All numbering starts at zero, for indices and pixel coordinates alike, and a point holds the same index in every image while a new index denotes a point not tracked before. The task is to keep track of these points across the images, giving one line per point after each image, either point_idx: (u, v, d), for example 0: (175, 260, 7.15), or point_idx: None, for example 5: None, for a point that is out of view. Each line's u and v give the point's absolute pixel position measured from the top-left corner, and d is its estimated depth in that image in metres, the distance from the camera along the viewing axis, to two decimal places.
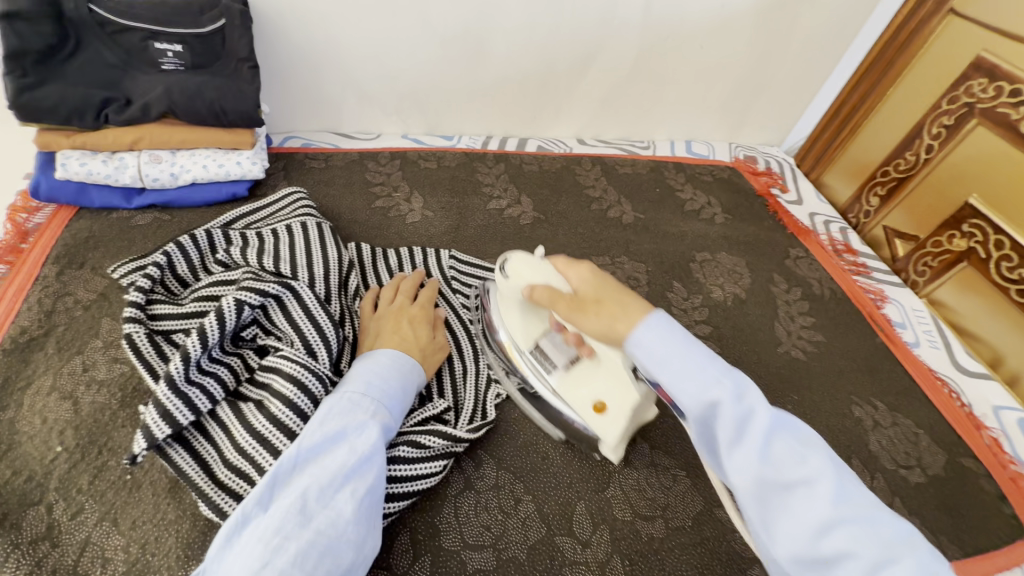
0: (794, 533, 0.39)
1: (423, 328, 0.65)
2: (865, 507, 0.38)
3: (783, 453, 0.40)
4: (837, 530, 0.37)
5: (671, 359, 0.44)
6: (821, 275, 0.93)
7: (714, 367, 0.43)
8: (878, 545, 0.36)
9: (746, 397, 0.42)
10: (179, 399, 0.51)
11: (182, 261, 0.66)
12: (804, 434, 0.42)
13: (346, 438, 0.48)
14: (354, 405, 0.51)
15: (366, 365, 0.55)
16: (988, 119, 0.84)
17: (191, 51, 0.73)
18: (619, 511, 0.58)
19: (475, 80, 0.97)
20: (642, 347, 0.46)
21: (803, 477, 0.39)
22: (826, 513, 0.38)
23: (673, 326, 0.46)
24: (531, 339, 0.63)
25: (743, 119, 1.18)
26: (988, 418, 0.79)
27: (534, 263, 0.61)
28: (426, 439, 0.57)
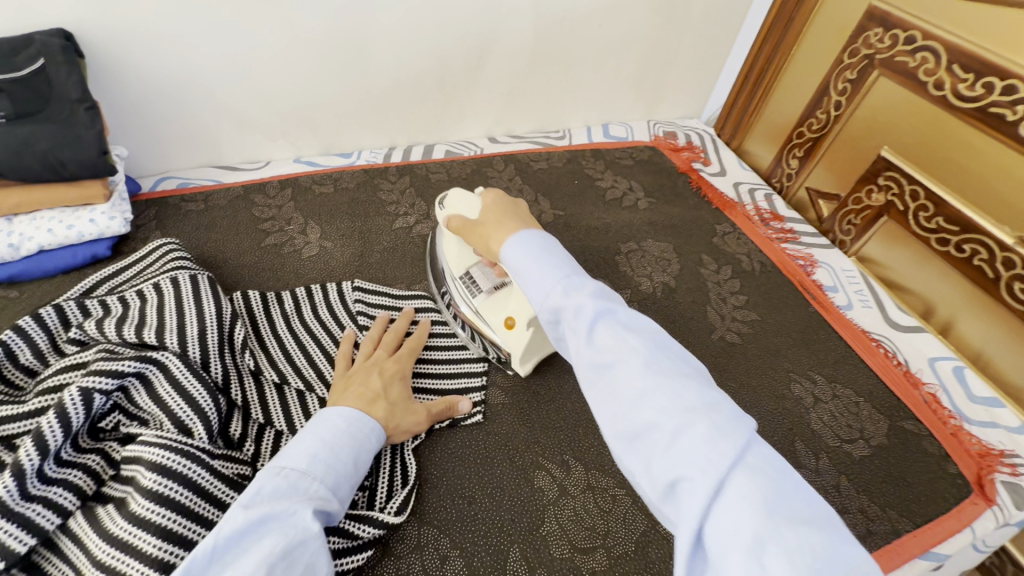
0: (614, 411, 0.40)
1: (394, 386, 0.59)
2: (676, 378, 0.39)
3: (607, 338, 0.43)
4: (648, 402, 0.39)
5: (529, 268, 0.50)
6: (749, 248, 0.91)
7: (566, 270, 0.49)
8: (677, 411, 0.37)
9: (575, 295, 0.46)
10: (14, 524, 0.43)
11: (25, 349, 0.56)
12: (638, 323, 0.44)
13: (277, 521, 0.40)
14: (291, 484, 0.44)
15: (313, 436, 0.49)
16: (888, 69, 0.83)
17: (11, 98, 0.63)
18: (555, 549, 0.53)
19: (365, 90, 0.90)
20: (514, 252, 0.52)
21: (618, 357, 0.41)
22: (637, 383, 0.39)
23: (548, 241, 0.52)
24: (463, 266, 0.67)
25: (658, 93, 1.14)
26: (925, 373, 0.78)
27: (467, 197, 0.67)
28: (355, 528, 0.50)
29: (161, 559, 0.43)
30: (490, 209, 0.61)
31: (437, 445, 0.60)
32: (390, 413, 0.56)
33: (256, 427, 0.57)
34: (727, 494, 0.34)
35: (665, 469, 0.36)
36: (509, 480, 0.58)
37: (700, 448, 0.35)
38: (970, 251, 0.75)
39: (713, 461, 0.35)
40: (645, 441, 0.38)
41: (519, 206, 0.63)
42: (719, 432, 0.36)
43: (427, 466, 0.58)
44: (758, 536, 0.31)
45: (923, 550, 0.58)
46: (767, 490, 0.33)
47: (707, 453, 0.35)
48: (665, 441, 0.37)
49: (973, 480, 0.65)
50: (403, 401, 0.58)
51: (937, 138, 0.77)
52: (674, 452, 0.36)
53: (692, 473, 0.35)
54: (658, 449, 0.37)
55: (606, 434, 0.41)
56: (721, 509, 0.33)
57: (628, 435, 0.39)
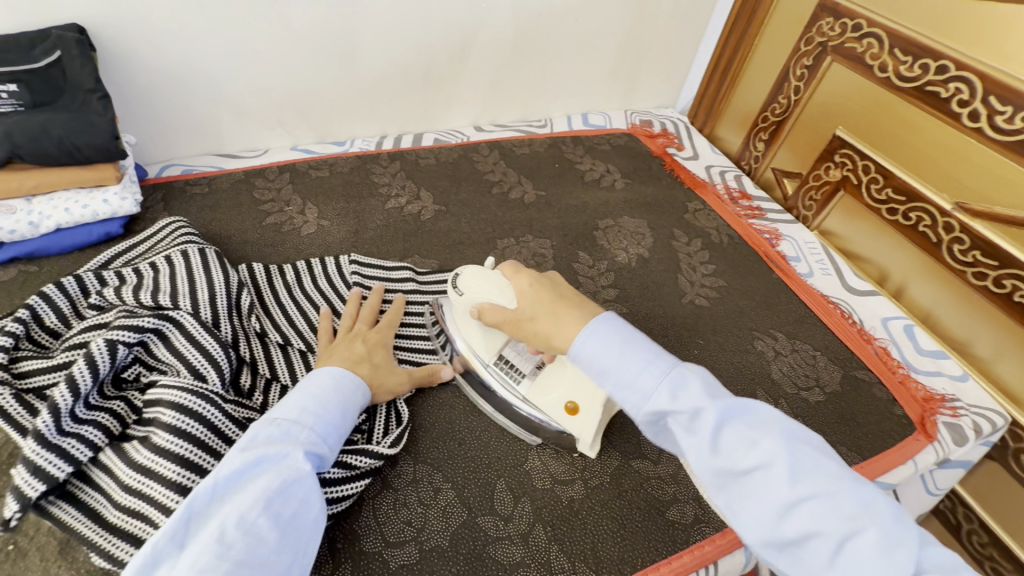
0: (759, 518, 0.41)
1: (377, 351, 0.63)
2: (822, 482, 0.39)
3: (733, 441, 0.42)
4: (802, 508, 0.39)
5: (612, 368, 0.49)
6: (718, 223, 0.98)
7: (662, 363, 0.47)
8: (842, 521, 0.38)
9: (684, 397, 0.45)
10: (52, 454, 0.48)
11: (50, 312, 0.62)
12: (759, 415, 0.44)
13: (271, 463, 0.46)
14: (284, 430, 0.49)
15: (304, 389, 0.53)
16: (839, 55, 0.90)
17: (29, 89, 0.69)
18: (538, 481, 0.59)
19: (357, 82, 0.96)
20: (583, 354, 0.50)
21: (757, 463, 0.41)
22: (785, 494, 0.39)
23: (625, 328, 0.50)
24: (494, 351, 0.64)
25: (633, 84, 1.21)
26: (878, 331, 0.85)
27: (485, 279, 0.61)
28: (353, 459, 0.55)
29: (181, 484, 0.49)
30: (527, 301, 0.56)
31: (428, 396, 0.66)
32: (374, 372, 0.61)
33: (264, 380, 0.62)
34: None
35: None
36: (496, 424, 0.64)
37: (873, 561, 0.36)
38: (915, 219, 0.82)
39: (893, 575, 0.35)
40: (803, 550, 0.39)
41: (555, 282, 0.60)
42: (888, 541, 0.36)
43: (420, 414, 0.64)
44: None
45: (869, 479, 0.65)
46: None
47: (881, 565, 0.36)
48: (827, 551, 0.38)
49: (916, 421, 0.72)
50: (386, 363, 0.63)
51: (883, 116, 0.84)
52: (839, 562, 0.37)
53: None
54: (822, 558, 0.38)
55: (749, 541, 0.42)
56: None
57: (782, 544, 0.40)
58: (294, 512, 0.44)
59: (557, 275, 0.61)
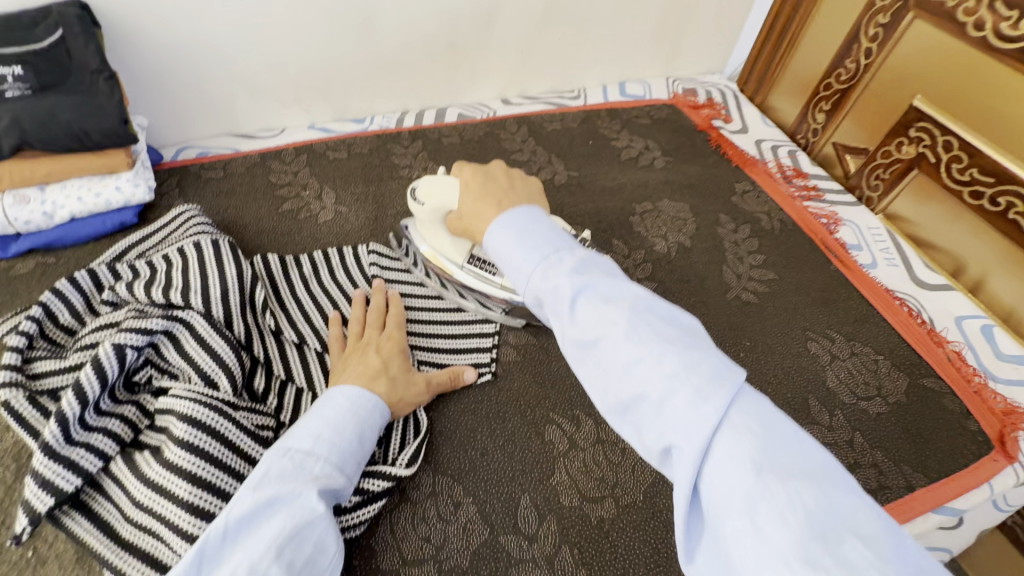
0: (605, 385, 0.39)
1: (394, 361, 0.59)
2: (655, 344, 0.37)
3: (588, 314, 0.40)
4: (636, 372, 0.37)
5: (508, 251, 0.47)
6: (770, 206, 0.88)
7: (551, 245, 0.46)
8: (661, 379, 0.36)
9: (554, 274, 0.43)
10: (61, 465, 0.47)
11: (64, 309, 0.60)
12: (619, 292, 0.41)
13: (284, 503, 0.42)
14: (298, 464, 0.45)
15: (319, 416, 0.50)
16: (924, 10, 0.77)
17: (35, 70, 0.65)
18: (565, 497, 0.55)
19: (376, 55, 0.89)
20: (491, 238, 0.49)
21: (600, 334, 0.39)
22: (624, 355, 0.38)
23: (529, 218, 0.48)
24: (464, 253, 0.68)
25: (677, 48, 1.10)
26: (951, 331, 0.76)
27: (442, 180, 0.62)
28: (367, 483, 0.52)
29: (192, 503, 0.47)
30: (462, 199, 0.58)
31: (449, 402, 0.62)
32: (393, 387, 0.56)
33: (279, 382, 0.60)
34: (717, 454, 0.34)
35: (654, 440, 0.37)
36: (520, 433, 0.60)
37: (685, 416, 0.35)
38: (1004, 204, 0.72)
39: (697, 427, 0.34)
40: (636, 412, 0.38)
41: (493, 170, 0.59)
42: (700, 397, 0.35)
43: (441, 421, 0.61)
44: (748, 495, 0.31)
45: (937, 504, 0.58)
46: (758, 449, 0.33)
47: (688, 420, 0.35)
48: (653, 411, 0.37)
49: (994, 438, 0.64)
50: (404, 373, 0.59)
51: (972, 83, 0.73)
52: (662, 420, 0.36)
53: (678, 439, 0.35)
54: (650, 420, 0.37)
55: (599, 407, 0.41)
56: (720, 459, 0.33)
57: (619, 409, 0.39)
58: (309, 558, 0.41)
59: (503, 164, 0.60)
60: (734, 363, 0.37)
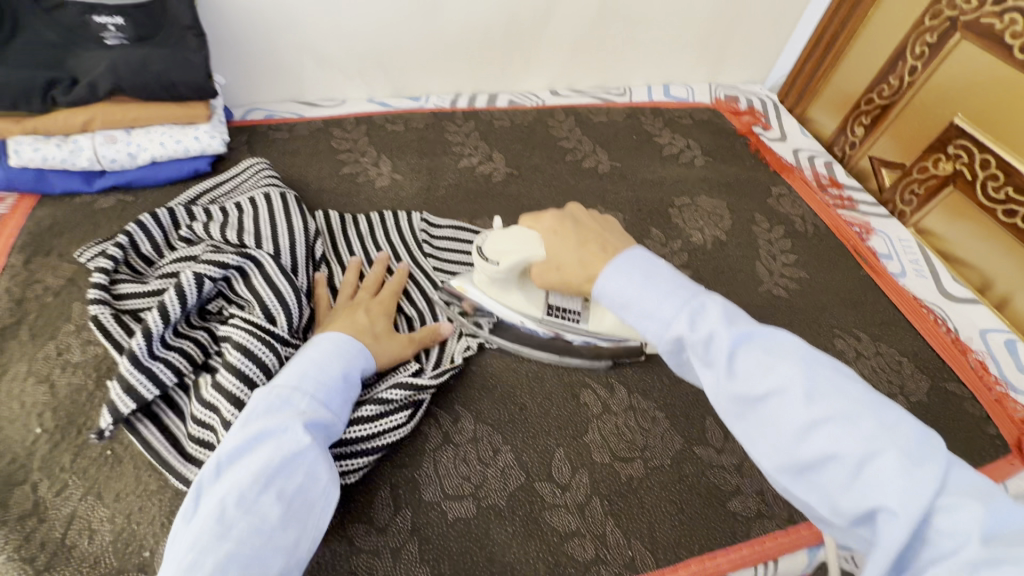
0: (775, 444, 0.37)
1: (382, 319, 0.61)
2: (844, 405, 0.35)
3: (750, 366, 0.38)
4: (821, 431, 0.34)
5: (633, 301, 0.45)
6: (804, 211, 0.91)
7: (683, 292, 0.43)
8: (860, 442, 0.33)
9: (704, 324, 0.41)
10: (142, 375, 0.51)
11: (145, 240, 0.65)
12: (780, 341, 0.39)
13: (272, 435, 0.43)
14: (284, 399, 0.46)
15: (305, 356, 0.51)
16: (972, 33, 0.80)
17: (134, 23, 0.71)
18: (597, 455, 0.59)
19: (438, 36, 0.94)
20: (607, 289, 0.47)
21: (770, 389, 0.37)
22: (800, 415, 0.35)
23: (646, 265, 0.46)
24: (541, 304, 0.64)
25: (722, 55, 1.13)
26: (974, 342, 0.78)
27: (507, 235, 0.59)
28: (389, 393, 0.56)
29: None
30: (552, 248, 0.54)
31: (493, 359, 0.66)
32: (377, 342, 0.58)
33: None
34: (941, 523, 0.30)
35: (852, 503, 0.33)
36: (557, 393, 0.64)
37: (895, 481, 0.31)
38: None
39: (912, 493, 0.31)
40: (820, 474, 0.35)
41: (576, 216, 0.56)
42: (912, 459, 0.32)
43: (482, 375, 0.64)
44: (972, 561, 0.28)
45: None
46: (985, 515, 0.29)
47: (899, 484, 0.31)
48: (846, 474, 0.34)
49: (1011, 443, 0.66)
50: (387, 333, 0.60)
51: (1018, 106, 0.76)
52: (862, 483, 0.33)
53: (891, 504, 0.31)
54: (841, 482, 0.34)
55: (767, 467, 0.38)
56: (943, 525, 0.30)
57: (796, 468, 0.36)
58: (300, 486, 0.42)
59: (577, 206, 0.58)
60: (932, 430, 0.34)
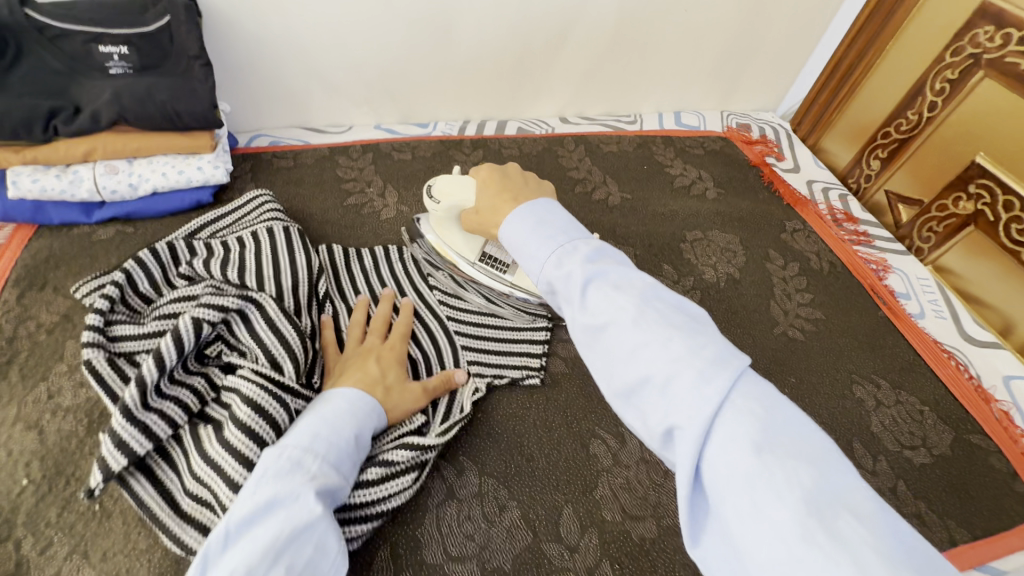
0: (611, 369, 0.42)
1: (393, 369, 0.60)
2: (731, 410, 0.36)
3: (597, 300, 0.43)
4: (641, 356, 0.40)
5: (523, 241, 0.51)
6: (819, 247, 0.89)
7: (562, 237, 0.49)
8: (665, 363, 0.38)
9: (568, 263, 0.46)
10: (136, 428, 0.49)
11: (144, 278, 0.63)
12: (628, 280, 0.44)
13: (282, 504, 0.43)
14: (296, 462, 0.46)
15: (317, 415, 0.51)
16: (995, 72, 0.78)
17: (138, 52, 0.69)
18: (607, 512, 0.56)
19: (447, 64, 0.93)
20: (508, 232, 0.53)
21: (608, 318, 0.42)
22: (629, 341, 0.40)
23: (545, 211, 0.52)
24: (475, 250, 0.71)
25: (735, 83, 1.12)
26: (998, 390, 0.75)
27: (455, 180, 0.66)
28: (394, 454, 0.54)
29: None
30: (478, 197, 0.61)
31: (500, 405, 0.64)
32: (388, 395, 0.57)
33: None
34: (718, 438, 0.35)
35: (660, 420, 0.38)
36: (566, 444, 0.61)
37: (690, 396, 0.37)
38: None
39: (700, 407, 0.36)
40: (642, 399, 0.40)
41: (511, 171, 0.62)
42: (703, 378, 0.37)
43: (488, 422, 0.62)
44: (749, 474, 0.33)
45: (980, 563, 0.58)
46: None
47: (690, 400, 0.37)
48: (658, 394, 0.38)
49: None
50: (400, 384, 0.59)
51: None
52: (668, 401, 0.38)
53: (680, 421, 0.37)
54: (655, 403, 0.39)
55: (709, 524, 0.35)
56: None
57: (626, 391, 0.41)
58: (309, 559, 0.41)
59: (512, 165, 0.63)
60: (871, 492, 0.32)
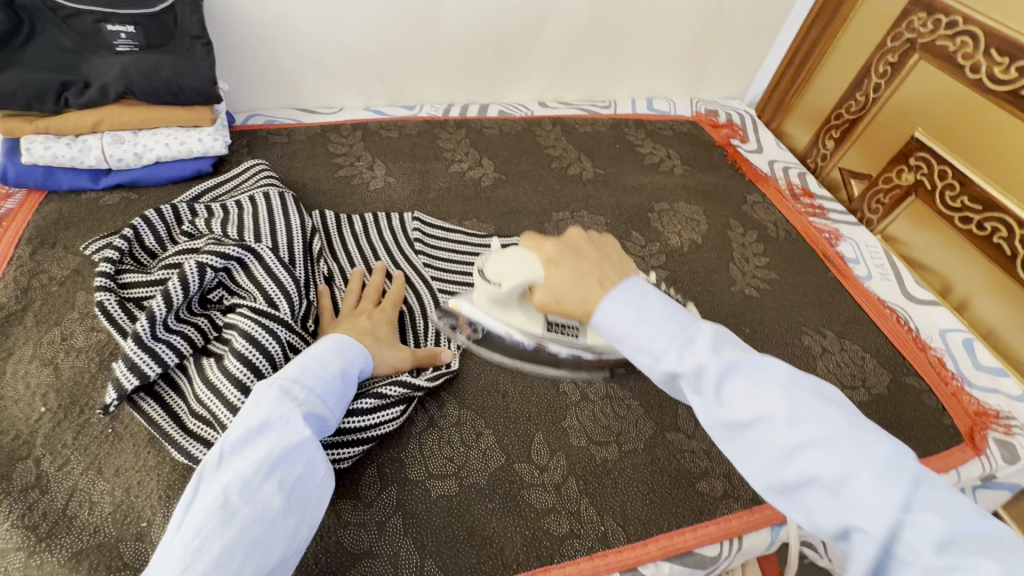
0: (763, 468, 0.37)
1: (382, 325, 0.64)
2: (824, 429, 0.35)
3: (736, 392, 0.38)
4: (803, 455, 0.35)
5: (629, 335, 0.42)
6: (777, 218, 0.96)
7: (676, 321, 0.42)
8: (836, 465, 0.34)
9: (693, 354, 0.40)
10: (146, 354, 0.54)
11: (149, 234, 0.68)
12: (764, 368, 0.38)
13: (273, 427, 0.46)
14: (285, 392, 0.49)
15: (305, 352, 0.54)
16: (928, 53, 0.86)
17: (145, 31, 0.75)
18: (574, 439, 0.62)
19: (431, 49, 0.99)
20: (606, 320, 0.43)
21: (756, 415, 0.37)
22: (785, 441, 0.35)
23: (641, 292, 0.43)
24: (541, 321, 0.62)
25: (702, 72, 1.19)
26: (934, 340, 0.82)
27: (508, 255, 0.56)
28: (386, 388, 0.59)
29: None
30: (550, 275, 0.50)
31: (477, 350, 0.70)
32: (377, 346, 0.60)
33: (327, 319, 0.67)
34: (907, 539, 0.31)
35: (832, 520, 0.34)
36: (538, 382, 0.67)
37: (870, 501, 0.32)
38: (990, 230, 0.79)
39: (884, 512, 0.31)
40: (804, 495, 0.36)
41: (578, 243, 0.51)
42: (884, 479, 0.32)
43: (468, 365, 0.68)
44: (930, 570, 0.30)
45: None
46: (944, 527, 0.30)
47: (874, 504, 0.32)
48: (826, 494, 0.34)
49: (964, 432, 0.70)
50: (389, 339, 0.62)
51: (967, 121, 0.81)
52: (840, 505, 0.33)
53: (863, 524, 0.32)
54: (823, 503, 0.34)
55: (755, 487, 0.38)
56: (908, 542, 0.31)
57: (782, 489, 0.36)
58: (299, 476, 0.45)
59: (577, 229, 0.53)
60: (904, 444, 0.34)
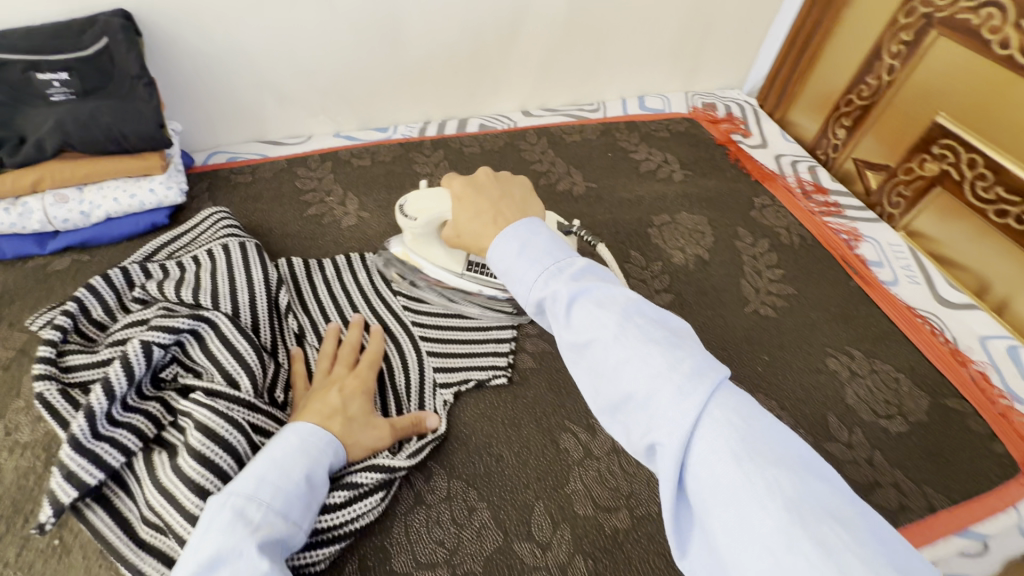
0: (593, 382, 0.39)
1: (357, 397, 0.56)
2: (642, 344, 0.36)
3: (581, 315, 0.40)
4: (624, 371, 0.36)
5: (509, 269, 0.45)
6: (788, 221, 0.88)
7: (549, 257, 0.44)
8: (646, 379, 0.35)
9: (552, 280, 0.42)
10: (86, 458, 0.48)
11: (97, 305, 0.62)
12: (613, 295, 0.40)
13: (224, 566, 0.38)
14: (240, 515, 0.41)
15: (264, 457, 0.46)
16: (948, 28, 0.77)
17: (81, 77, 0.68)
18: (579, 507, 0.55)
19: (399, 65, 0.91)
20: (497, 253, 0.47)
21: (593, 336, 0.38)
22: (612, 356, 0.37)
23: (530, 230, 0.46)
24: (461, 259, 0.70)
25: (696, 62, 1.11)
26: (975, 352, 0.74)
27: (427, 194, 0.62)
28: (360, 476, 0.52)
29: None
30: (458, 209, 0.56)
31: (467, 408, 0.63)
32: (349, 426, 0.53)
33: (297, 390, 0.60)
34: (701, 447, 0.32)
35: (642, 436, 0.35)
36: (535, 440, 0.60)
37: (670, 411, 0.34)
38: None
39: (680, 423, 0.33)
40: (627, 413, 0.37)
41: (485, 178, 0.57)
42: (682, 392, 0.34)
43: (457, 427, 0.61)
44: (732, 487, 0.30)
45: (959, 527, 0.57)
46: (737, 438, 0.32)
47: (672, 415, 0.34)
48: (641, 409, 0.35)
49: (1019, 461, 0.62)
50: (364, 414, 0.55)
51: (999, 103, 0.72)
52: (650, 419, 0.35)
53: (662, 437, 0.34)
54: (638, 419, 0.36)
55: (593, 408, 0.40)
56: (701, 452, 0.32)
57: (611, 409, 0.38)
58: None
59: (486, 168, 0.57)
60: (716, 359, 0.36)
